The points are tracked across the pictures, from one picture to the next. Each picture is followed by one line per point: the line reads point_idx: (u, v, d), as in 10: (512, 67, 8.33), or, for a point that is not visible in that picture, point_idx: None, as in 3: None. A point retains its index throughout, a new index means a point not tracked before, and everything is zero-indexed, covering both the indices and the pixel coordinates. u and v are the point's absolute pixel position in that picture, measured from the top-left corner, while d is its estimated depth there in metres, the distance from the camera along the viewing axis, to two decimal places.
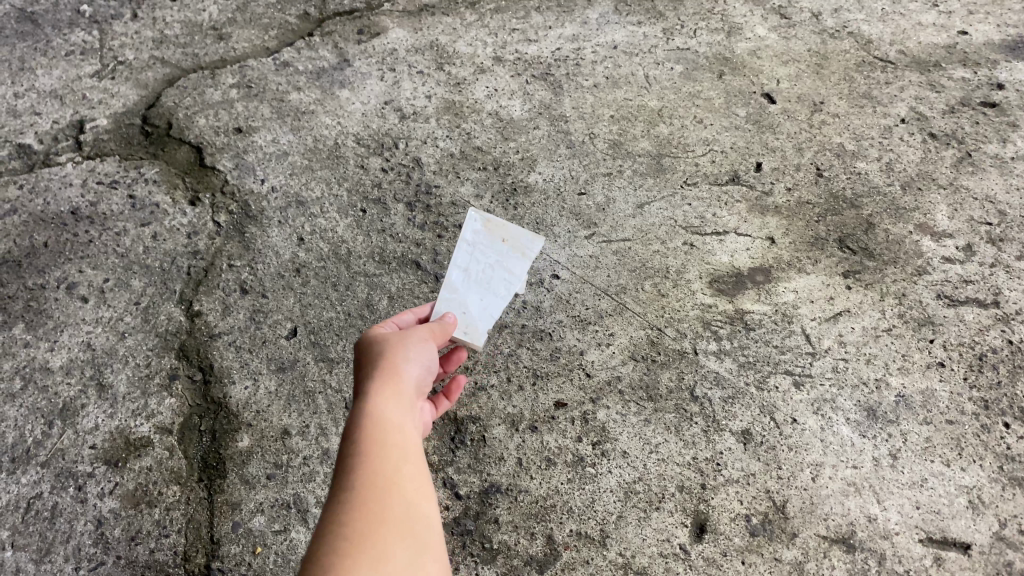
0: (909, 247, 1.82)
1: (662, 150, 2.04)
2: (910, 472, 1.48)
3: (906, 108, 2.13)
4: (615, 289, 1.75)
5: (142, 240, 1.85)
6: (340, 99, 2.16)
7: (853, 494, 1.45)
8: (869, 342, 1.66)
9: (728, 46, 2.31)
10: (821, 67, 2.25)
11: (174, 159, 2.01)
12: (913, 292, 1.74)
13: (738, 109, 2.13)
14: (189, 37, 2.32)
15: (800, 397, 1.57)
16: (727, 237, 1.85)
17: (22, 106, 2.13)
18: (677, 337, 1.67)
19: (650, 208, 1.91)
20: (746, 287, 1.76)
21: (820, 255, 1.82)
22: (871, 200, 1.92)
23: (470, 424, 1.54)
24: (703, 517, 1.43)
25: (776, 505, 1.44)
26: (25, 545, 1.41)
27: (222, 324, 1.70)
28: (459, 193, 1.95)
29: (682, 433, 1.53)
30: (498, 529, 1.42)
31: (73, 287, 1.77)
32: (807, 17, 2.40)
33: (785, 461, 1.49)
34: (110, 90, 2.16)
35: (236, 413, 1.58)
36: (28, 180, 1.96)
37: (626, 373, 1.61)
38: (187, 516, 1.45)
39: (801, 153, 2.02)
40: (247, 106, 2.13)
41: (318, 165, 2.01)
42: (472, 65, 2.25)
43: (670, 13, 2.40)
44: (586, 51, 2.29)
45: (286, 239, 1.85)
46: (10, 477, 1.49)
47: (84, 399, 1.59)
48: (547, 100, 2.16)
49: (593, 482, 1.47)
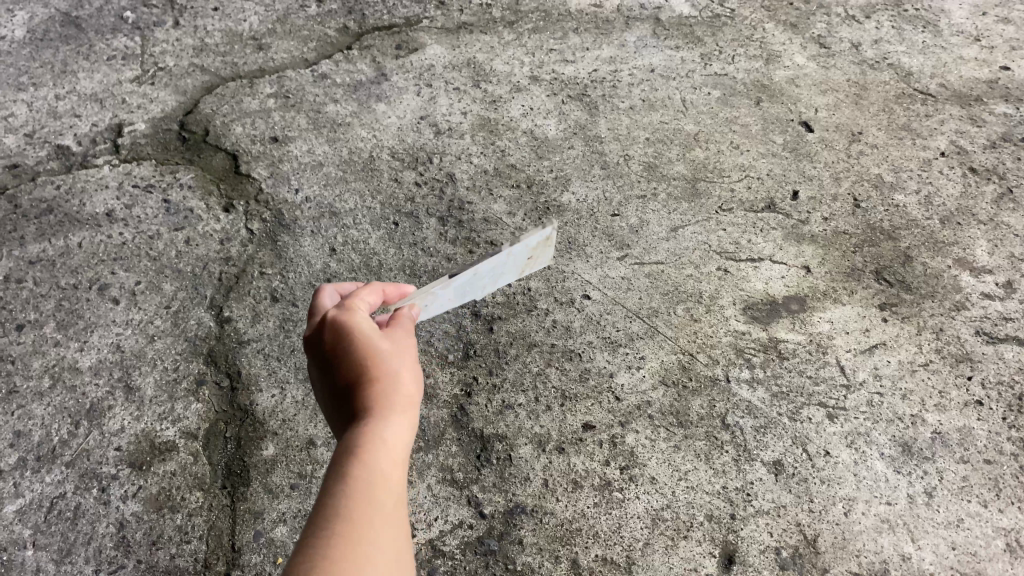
0: (948, 282, 1.80)
1: (697, 174, 2.02)
2: (946, 511, 1.44)
3: (946, 142, 2.10)
4: (647, 313, 1.74)
5: (175, 244, 1.86)
6: (376, 113, 2.16)
7: (887, 531, 1.42)
8: (905, 377, 1.63)
9: (766, 73, 2.30)
10: (860, 97, 2.23)
11: (210, 165, 2.02)
12: (951, 327, 1.71)
13: (776, 136, 2.12)
14: (229, 46, 2.34)
15: (833, 430, 1.55)
16: (762, 264, 1.83)
17: (62, 107, 2.15)
18: (709, 363, 1.65)
19: (684, 232, 1.90)
20: (780, 315, 1.74)
21: (856, 286, 1.79)
22: (908, 233, 1.89)
23: (496, 442, 1.53)
24: (731, 548, 1.40)
25: (807, 538, 1.41)
26: (47, 545, 1.41)
27: (251, 332, 1.70)
28: (492, 210, 1.94)
29: (713, 461, 1.50)
30: (522, 550, 1.39)
31: (105, 288, 1.77)
32: (847, 46, 2.39)
33: (817, 494, 1.46)
34: (149, 96, 2.18)
35: (262, 421, 1.57)
36: (65, 181, 1.98)
37: (656, 399, 1.59)
38: (209, 523, 1.44)
39: (839, 182, 2.00)
40: (284, 116, 2.14)
41: (352, 176, 2.01)
42: (508, 84, 2.25)
43: (708, 38, 2.40)
44: (623, 74, 2.29)
45: (318, 249, 1.85)
46: (34, 475, 1.49)
47: (111, 401, 1.59)
48: (582, 120, 2.16)
49: (620, 507, 1.44)
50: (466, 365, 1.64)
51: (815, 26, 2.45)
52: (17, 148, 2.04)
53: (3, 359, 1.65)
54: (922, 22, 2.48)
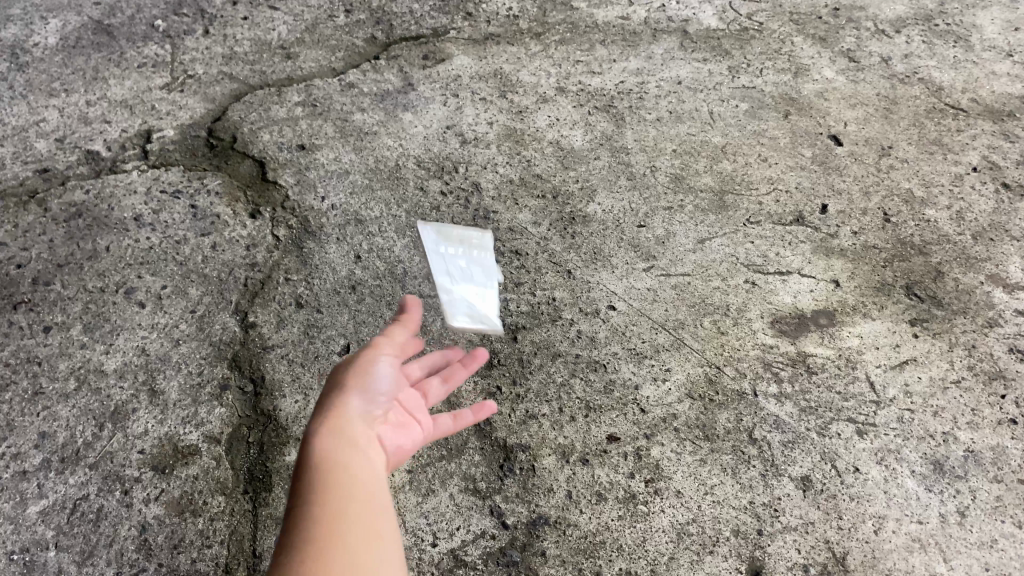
0: (980, 298, 1.77)
1: (725, 186, 2.01)
2: (979, 531, 1.41)
3: (978, 157, 2.08)
4: (673, 324, 1.72)
5: (201, 249, 1.86)
6: (402, 122, 2.17)
7: (919, 551, 1.39)
8: (936, 394, 1.60)
9: (795, 87, 2.28)
10: (890, 111, 2.21)
11: (237, 172, 2.03)
12: (984, 344, 1.68)
13: (805, 149, 2.10)
14: (258, 55, 2.36)
15: (862, 446, 1.52)
16: (790, 277, 1.81)
17: (92, 113, 2.17)
18: (736, 376, 1.63)
19: (711, 244, 1.88)
20: (809, 329, 1.71)
21: (886, 302, 1.77)
22: (940, 248, 1.87)
23: (520, 453, 1.51)
24: (758, 564, 1.37)
25: (836, 556, 1.38)
26: (69, 546, 1.41)
27: (276, 338, 1.70)
28: (518, 219, 1.93)
29: (739, 476, 1.48)
30: (545, 562, 1.38)
31: (131, 291, 1.78)
32: (877, 61, 2.37)
33: (846, 511, 1.44)
34: (178, 103, 2.20)
35: (285, 426, 1.56)
36: (94, 185, 1.99)
37: (683, 412, 1.57)
38: (231, 528, 1.43)
39: (868, 197, 1.98)
40: (311, 124, 2.15)
41: (378, 185, 2.01)
42: (535, 94, 2.25)
43: (736, 51, 2.39)
44: (650, 85, 2.28)
45: (343, 256, 1.85)
46: (58, 476, 1.49)
47: (135, 404, 1.59)
48: (609, 131, 2.15)
49: (645, 520, 1.43)
50: (490, 374, 1.63)
51: (844, 40, 2.44)
52: (48, 153, 2.06)
53: (31, 360, 1.66)
54: (954, 37, 2.46)
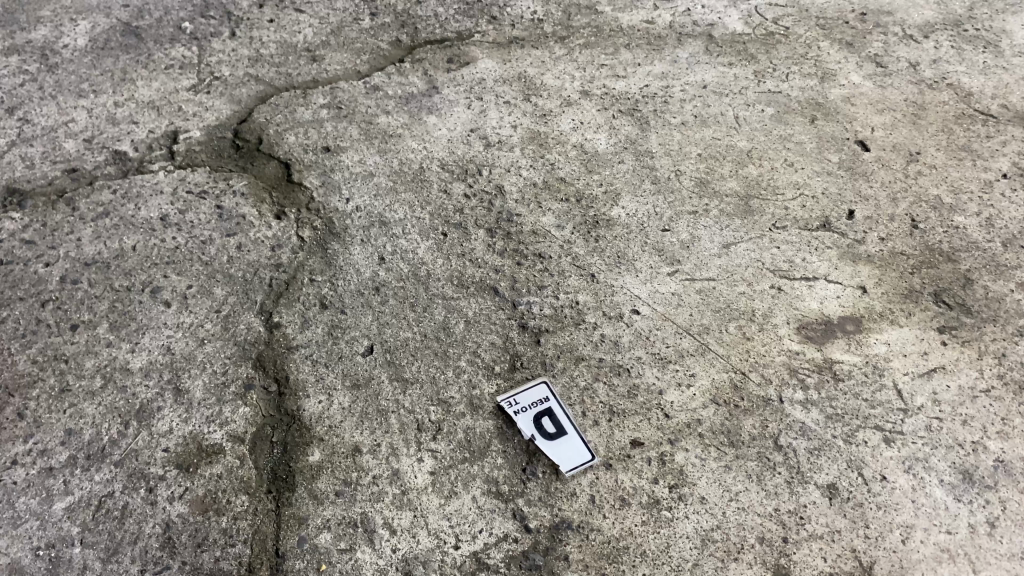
0: (1010, 305, 1.75)
1: (750, 191, 2.00)
2: (1009, 542, 1.40)
3: (1008, 164, 2.05)
4: (698, 329, 1.71)
5: (227, 249, 1.87)
6: (426, 124, 2.17)
7: (947, 561, 1.37)
8: (965, 403, 1.58)
9: (821, 92, 2.26)
10: (918, 117, 2.19)
11: (263, 173, 2.03)
12: (1014, 353, 1.66)
13: (831, 155, 2.08)
14: (284, 57, 2.37)
15: (890, 455, 1.50)
16: (816, 283, 1.79)
17: (120, 114, 2.18)
18: (762, 383, 1.61)
19: (737, 248, 1.87)
20: (836, 336, 1.70)
21: (913, 308, 1.75)
22: (969, 255, 1.85)
23: (544, 455, 1.51)
24: (783, 572, 1.36)
25: (862, 566, 1.37)
26: (94, 543, 1.42)
27: (300, 338, 1.70)
28: (542, 222, 1.92)
29: (765, 482, 1.47)
30: (568, 567, 1.38)
31: (157, 290, 1.79)
32: (905, 66, 2.35)
33: (873, 520, 1.42)
34: (205, 104, 2.21)
35: (308, 427, 1.56)
36: (121, 185, 2.01)
37: (707, 417, 1.56)
38: (254, 527, 1.44)
39: (896, 202, 1.96)
40: (337, 126, 2.16)
41: (402, 187, 2.01)
42: (559, 98, 2.25)
43: (762, 56, 2.38)
44: (675, 90, 2.27)
45: (368, 258, 1.86)
46: (84, 473, 1.50)
47: (160, 402, 1.60)
48: (633, 135, 2.14)
49: (669, 526, 1.42)
50: (513, 378, 1.63)
51: (872, 45, 2.42)
52: (76, 153, 2.08)
53: (57, 358, 1.67)
54: (983, 42, 2.43)
